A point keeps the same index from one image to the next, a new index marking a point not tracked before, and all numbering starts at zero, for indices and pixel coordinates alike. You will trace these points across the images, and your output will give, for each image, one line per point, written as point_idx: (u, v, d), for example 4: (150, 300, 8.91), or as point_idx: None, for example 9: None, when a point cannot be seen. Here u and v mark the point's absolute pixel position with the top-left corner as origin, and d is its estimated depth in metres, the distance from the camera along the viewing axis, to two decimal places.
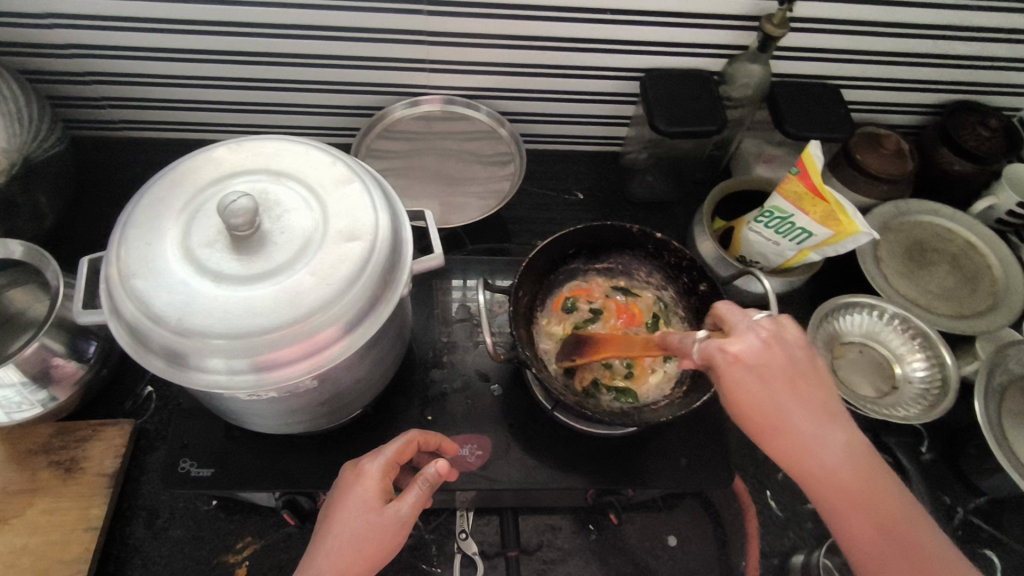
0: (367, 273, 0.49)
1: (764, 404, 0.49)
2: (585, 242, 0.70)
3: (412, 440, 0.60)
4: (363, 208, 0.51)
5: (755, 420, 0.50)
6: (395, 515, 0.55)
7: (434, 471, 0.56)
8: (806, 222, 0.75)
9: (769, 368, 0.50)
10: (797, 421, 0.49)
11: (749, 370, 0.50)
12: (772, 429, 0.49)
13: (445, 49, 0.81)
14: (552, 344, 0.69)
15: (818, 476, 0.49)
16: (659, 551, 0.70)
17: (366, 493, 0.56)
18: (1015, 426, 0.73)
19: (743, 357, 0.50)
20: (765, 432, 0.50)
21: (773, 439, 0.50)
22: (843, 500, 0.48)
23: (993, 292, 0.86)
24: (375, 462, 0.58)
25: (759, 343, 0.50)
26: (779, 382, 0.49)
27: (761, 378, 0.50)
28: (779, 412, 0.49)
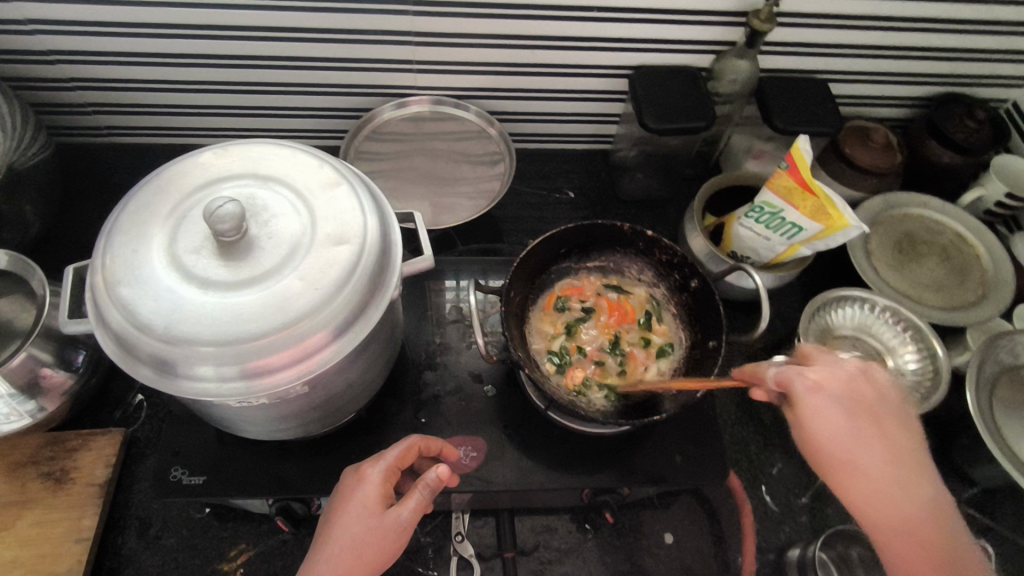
0: (356, 277, 0.48)
1: (839, 431, 0.52)
2: (575, 241, 0.70)
3: (412, 445, 0.59)
4: (352, 211, 0.50)
5: (827, 443, 0.53)
6: (395, 521, 0.54)
7: (434, 476, 0.55)
8: (796, 217, 0.75)
9: (849, 399, 0.53)
10: (868, 451, 0.52)
11: (827, 399, 0.53)
12: (842, 455, 0.53)
13: (433, 49, 0.81)
14: (544, 344, 0.69)
15: (881, 506, 0.52)
16: (656, 549, 0.70)
17: (368, 500, 0.55)
18: (1006, 415, 0.73)
19: (824, 385, 0.54)
20: (834, 457, 0.53)
21: (840, 464, 0.53)
22: (903, 528, 0.51)
23: (983, 283, 0.86)
24: (376, 468, 0.57)
25: (843, 375, 0.54)
26: (856, 409, 0.53)
27: (842, 407, 0.53)
28: (849, 441, 0.52)
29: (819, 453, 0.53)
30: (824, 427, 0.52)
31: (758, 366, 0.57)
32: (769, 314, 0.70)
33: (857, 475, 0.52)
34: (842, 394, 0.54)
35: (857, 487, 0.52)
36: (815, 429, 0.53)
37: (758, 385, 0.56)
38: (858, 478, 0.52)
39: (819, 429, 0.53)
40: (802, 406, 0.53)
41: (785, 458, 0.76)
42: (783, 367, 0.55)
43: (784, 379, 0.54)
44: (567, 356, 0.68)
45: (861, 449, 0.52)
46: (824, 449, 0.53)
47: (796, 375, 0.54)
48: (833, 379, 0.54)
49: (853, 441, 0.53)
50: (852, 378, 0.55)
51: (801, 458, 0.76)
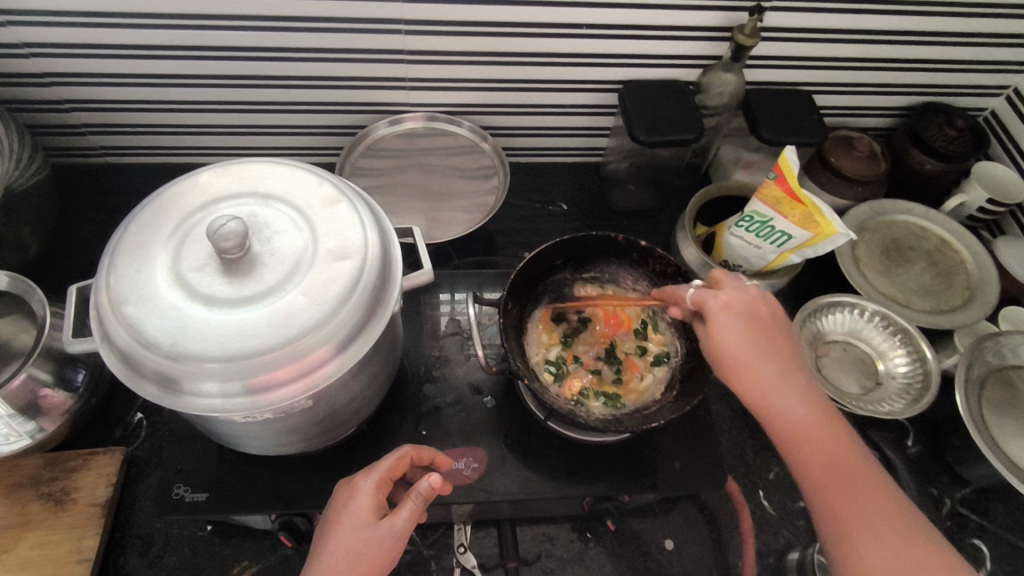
0: (359, 291, 0.49)
1: (739, 344, 0.57)
2: (570, 252, 0.71)
3: (404, 456, 0.60)
4: (352, 226, 0.51)
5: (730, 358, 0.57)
6: (389, 531, 0.55)
7: (427, 485, 0.56)
8: (785, 225, 0.78)
9: (753, 317, 0.58)
10: (765, 364, 0.57)
11: (733, 316, 0.58)
12: (744, 365, 0.56)
13: (426, 67, 0.83)
14: (542, 354, 0.69)
15: (779, 412, 0.56)
16: (656, 555, 0.71)
17: (362, 509, 0.56)
18: (994, 415, 0.75)
19: (732, 303, 0.59)
20: (736, 365, 0.57)
21: (744, 375, 0.57)
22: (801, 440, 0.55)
23: (968, 286, 0.89)
24: (368, 479, 0.58)
25: (747, 299, 0.59)
26: (755, 329, 0.58)
27: (744, 323, 0.58)
28: (749, 352, 0.57)
29: (724, 365, 0.58)
30: (728, 340, 0.57)
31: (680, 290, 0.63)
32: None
33: (757, 386, 0.56)
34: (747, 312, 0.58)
35: (754, 397, 0.56)
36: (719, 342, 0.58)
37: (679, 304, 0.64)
38: (760, 389, 0.56)
39: (724, 341, 0.58)
40: (712, 322, 0.58)
41: (781, 463, 0.77)
42: (698, 289, 0.61)
43: (699, 299, 0.60)
44: (564, 365, 0.68)
45: (763, 362, 0.56)
46: (729, 360, 0.57)
47: (708, 295, 0.60)
48: (739, 299, 0.59)
49: (753, 355, 0.57)
50: (756, 300, 0.60)
51: None
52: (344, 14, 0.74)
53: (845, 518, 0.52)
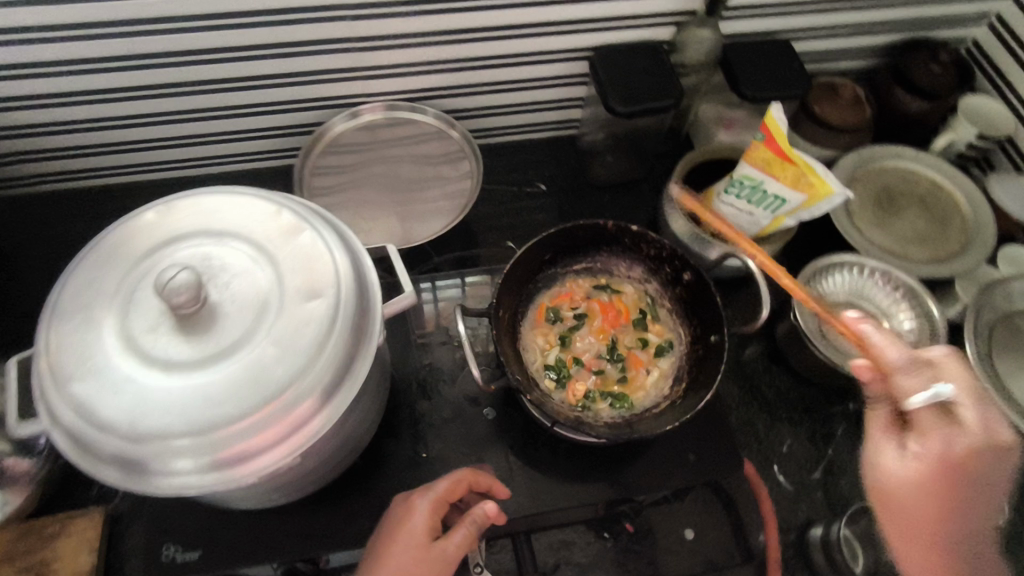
0: (337, 332, 0.44)
1: (919, 479, 0.46)
2: (558, 246, 0.66)
3: (460, 480, 0.58)
4: (319, 258, 0.46)
5: (901, 491, 0.46)
6: (443, 555, 0.54)
7: (482, 511, 0.56)
8: (777, 189, 0.74)
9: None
10: (943, 526, 0.45)
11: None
12: (917, 509, 0.45)
13: (379, 53, 0.76)
14: (541, 357, 0.65)
15: (941, 573, 0.45)
16: (676, 547, 0.67)
17: (416, 530, 0.54)
18: (1006, 363, 0.73)
19: (939, 444, 0.45)
20: (895, 496, 0.47)
21: (911, 509, 0.46)
22: None
23: (965, 229, 0.86)
24: (425, 498, 0.56)
25: (966, 430, 0.45)
26: (943, 487, 0.45)
27: (939, 463, 0.45)
28: (929, 496, 0.45)
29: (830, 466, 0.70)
30: (928, 503, 0.45)
31: (880, 353, 0.52)
32: (768, 302, 0.69)
33: (913, 522, 0.46)
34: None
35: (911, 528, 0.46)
36: (908, 482, 0.46)
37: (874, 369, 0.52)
38: (914, 539, 0.46)
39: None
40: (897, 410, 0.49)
41: (794, 436, 0.75)
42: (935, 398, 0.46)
43: (908, 387, 0.48)
44: (565, 368, 0.64)
45: (939, 517, 0.45)
46: (887, 485, 0.47)
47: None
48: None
49: (934, 506, 0.45)
50: (985, 451, 0.44)
51: (809, 432, 0.76)
52: (286, 4, 0.67)
53: None
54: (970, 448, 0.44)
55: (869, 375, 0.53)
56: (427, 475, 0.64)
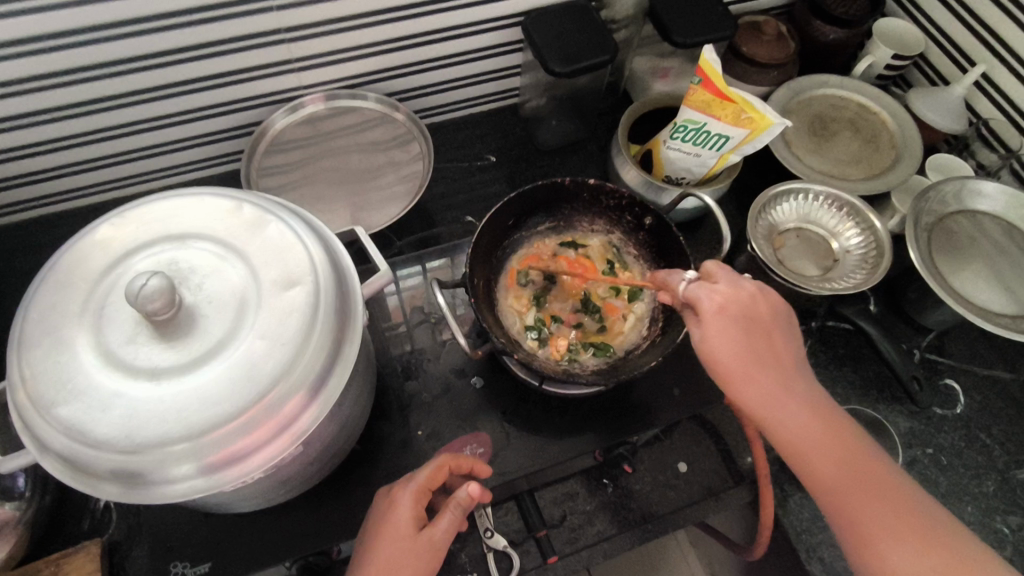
0: (319, 317, 0.44)
1: (724, 347, 0.54)
2: (521, 208, 0.67)
3: (441, 465, 0.58)
4: (289, 247, 0.46)
5: (724, 373, 0.55)
6: (430, 541, 0.55)
7: (466, 494, 0.56)
8: (720, 128, 0.77)
9: (745, 314, 0.56)
10: (741, 363, 0.54)
11: (722, 314, 0.55)
12: (738, 364, 0.54)
13: (310, 42, 0.74)
14: (519, 319, 0.65)
15: (775, 414, 0.53)
16: (673, 480, 0.71)
17: (400, 524, 0.55)
18: (945, 261, 0.78)
19: (726, 305, 0.56)
20: (720, 371, 0.55)
21: (729, 370, 0.54)
22: (795, 423, 0.53)
23: (894, 144, 0.91)
24: (407, 489, 0.57)
25: (717, 292, 0.56)
26: (758, 332, 0.55)
27: (731, 327, 0.55)
28: (741, 356, 0.54)
29: (705, 363, 0.56)
30: (723, 338, 0.55)
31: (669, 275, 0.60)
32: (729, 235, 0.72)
33: (729, 368, 0.54)
34: (726, 311, 0.55)
35: (728, 377, 0.54)
36: (702, 339, 0.56)
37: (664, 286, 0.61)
38: (758, 399, 0.53)
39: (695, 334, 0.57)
40: (702, 326, 0.56)
41: None
42: (692, 283, 0.58)
43: (691, 293, 0.57)
44: (545, 326, 0.65)
45: (745, 361, 0.54)
46: (719, 366, 0.55)
47: (701, 293, 0.57)
48: (726, 295, 0.56)
49: (739, 353, 0.54)
50: (757, 297, 0.57)
51: None
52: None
53: (855, 504, 0.50)
54: (726, 297, 0.56)
55: (717, 328, 0.55)
56: (425, 451, 0.65)
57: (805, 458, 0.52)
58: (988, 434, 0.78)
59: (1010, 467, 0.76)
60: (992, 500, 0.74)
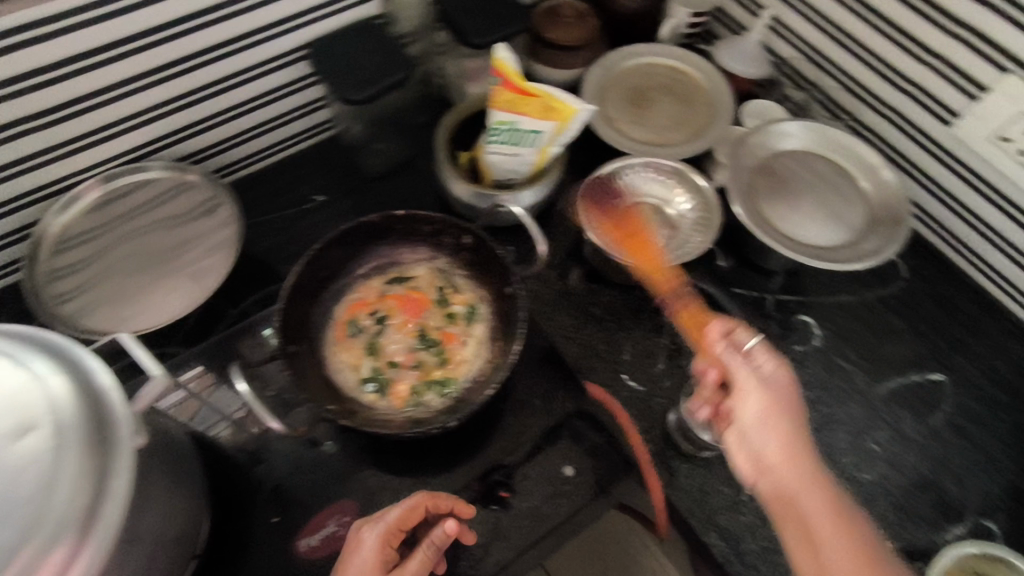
0: (65, 460, 0.39)
1: (754, 396, 0.56)
2: (333, 256, 0.63)
3: (414, 506, 0.59)
4: (23, 389, 0.41)
5: (764, 433, 0.54)
6: None
7: (441, 533, 0.58)
8: (529, 124, 0.76)
9: (787, 402, 0.56)
10: (773, 428, 0.54)
11: (770, 389, 0.56)
12: (772, 428, 0.54)
13: (64, 125, 0.67)
14: (356, 374, 0.61)
15: (804, 492, 0.51)
16: (563, 488, 0.69)
17: (367, 566, 0.55)
18: (769, 210, 0.82)
19: (766, 374, 0.57)
20: (746, 418, 0.56)
21: (759, 423, 0.55)
22: (833, 522, 0.49)
23: (708, 101, 0.93)
24: (375, 531, 0.57)
25: (774, 365, 0.58)
26: (802, 430, 0.55)
27: (762, 392, 0.56)
28: (771, 421, 0.54)
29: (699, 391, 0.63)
30: (764, 395, 0.56)
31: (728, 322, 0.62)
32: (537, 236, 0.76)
33: (754, 421, 0.55)
34: (771, 406, 0.55)
35: (756, 428, 0.55)
36: (749, 381, 0.57)
37: (720, 326, 0.62)
38: (784, 465, 0.53)
39: (751, 443, 0.55)
40: (740, 373, 0.57)
41: (629, 341, 0.81)
42: (754, 344, 0.59)
43: (736, 336, 0.61)
44: (383, 375, 0.61)
45: (777, 424, 0.54)
46: (742, 411, 0.56)
47: (761, 353, 0.59)
48: (774, 394, 0.56)
49: (776, 421, 0.54)
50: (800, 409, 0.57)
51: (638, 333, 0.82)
52: None
53: None
54: (774, 378, 0.57)
55: (750, 382, 0.57)
56: (289, 536, 0.60)
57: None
58: (845, 358, 0.82)
59: (868, 385, 0.80)
60: (858, 421, 0.78)
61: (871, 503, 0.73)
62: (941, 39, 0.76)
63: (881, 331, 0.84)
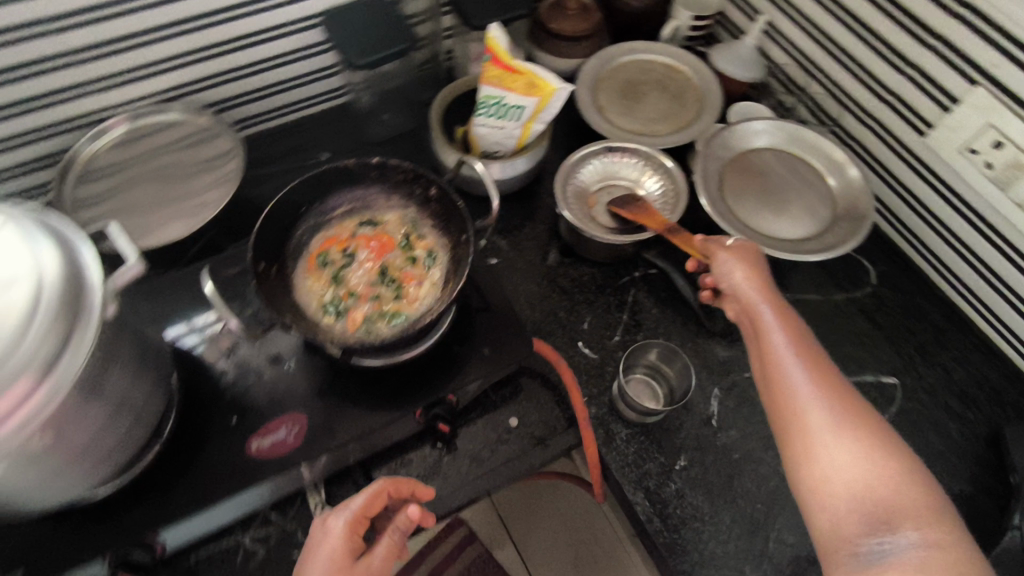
0: (45, 305, 0.47)
1: (737, 262, 0.68)
2: (312, 193, 0.70)
3: (376, 491, 0.61)
4: (19, 246, 0.48)
5: (741, 289, 0.66)
6: (367, 567, 0.58)
7: (403, 518, 0.59)
8: (514, 99, 0.81)
9: (762, 268, 0.68)
10: (749, 285, 0.66)
11: (749, 257, 0.69)
12: (749, 284, 0.66)
13: (100, 62, 0.77)
14: (318, 299, 0.68)
15: (770, 323, 0.62)
16: (505, 436, 0.76)
17: (334, 553, 0.58)
18: (736, 200, 0.85)
19: (748, 251, 0.70)
20: (732, 281, 0.68)
21: (740, 281, 0.67)
22: (792, 339, 0.59)
23: (697, 98, 0.97)
24: (340, 518, 0.60)
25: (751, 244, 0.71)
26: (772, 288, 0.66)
27: (744, 258, 0.69)
28: (750, 276, 0.67)
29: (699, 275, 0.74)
30: (745, 262, 0.68)
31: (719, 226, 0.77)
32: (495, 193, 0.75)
33: (738, 279, 0.67)
34: (749, 268, 0.67)
35: (739, 283, 0.67)
36: (731, 253, 0.69)
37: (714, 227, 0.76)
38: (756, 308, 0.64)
39: (729, 277, 0.68)
40: (726, 248, 0.70)
41: (591, 312, 0.85)
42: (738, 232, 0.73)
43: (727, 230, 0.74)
44: (341, 303, 0.67)
45: (752, 281, 0.66)
46: (727, 274, 0.68)
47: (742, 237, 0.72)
48: (744, 249, 0.70)
49: (751, 279, 0.67)
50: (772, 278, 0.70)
51: (603, 306, 0.86)
52: None
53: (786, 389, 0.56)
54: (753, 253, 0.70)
55: (735, 252, 0.69)
56: (243, 437, 0.67)
57: (828, 397, 0.53)
58: None
59: None
60: None
61: None
62: (917, 50, 0.78)
63: (841, 330, 0.86)
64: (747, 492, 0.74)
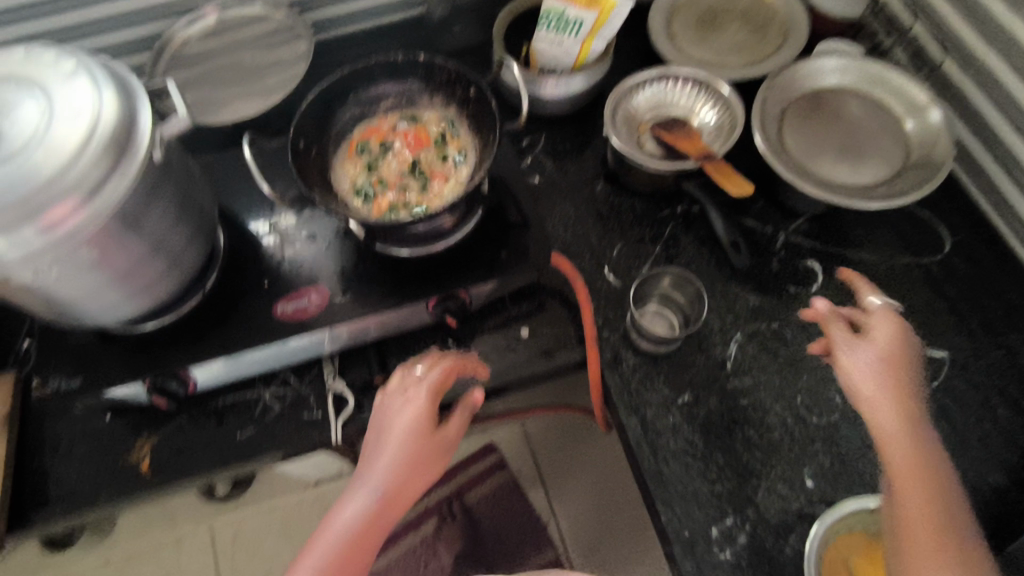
0: (98, 137, 0.53)
1: (873, 377, 0.57)
2: (358, 83, 0.73)
3: (452, 368, 0.66)
4: (85, 85, 0.55)
5: (875, 416, 0.56)
6: (445, 435, 0.64)
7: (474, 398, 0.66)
8: (576, 13, 0.80)
9: (904, 376, 0.57)
10: (886, 412, 0.55)
11: (889, 362, 0.58)
12: (883, 410, 0.56)
13: None
14: (351, 182, 0.72)
15: (903, 479, 0.53)
16: (514, 344, 0.78)
17: (420, 418, 0.63)
18: (796, 140, 0.79)
19: (888, 351, 0.58)
20: (862, 398, 0.57)
21: (873, 400, 0.56)
22: (927, 510, 0.51)
23: (780, 31, 0.90)
24: (422, 389, 0.64)
25: (897, 337, 0.59)
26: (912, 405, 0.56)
27: (883, 366, 0.57)
28: (885, 397, 0.56)
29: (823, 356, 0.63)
30: (883, 375, 0.57)
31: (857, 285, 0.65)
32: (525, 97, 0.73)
33: (876, 406, 0.56)
34: (888, 386, 0.56)
35: (871, 409, 0.56)
36: (866, 361, 0.58)
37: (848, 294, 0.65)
38: (887, 443, 0.55)
39: (853, 381, 0.58)
40: (862, 352, 0.59)
41: (623, 239, 0.84)
42: (880, 312, 0.61)
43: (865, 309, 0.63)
44: (370, 188, 0.71)
45: (889, 405, 0.55)
46: (858, 389, 0.58)
47: (883, 322, 0.60)
48: (887, 353, 0.58)
49: (887, 400, 0.56)
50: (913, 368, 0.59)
51: (636, 236, 0.84)
52: None
53: None
54: (892, 353, 0.58)
55: (875, 360, 0.58)
56: (270, 301, 0.73)
57: None
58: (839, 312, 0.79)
59: None
60: (831, 370, 0.75)
61: (810, 444, 0.71)
62: None
63: (893, 295, 0.79)
64: (747, 439, 0.71)
